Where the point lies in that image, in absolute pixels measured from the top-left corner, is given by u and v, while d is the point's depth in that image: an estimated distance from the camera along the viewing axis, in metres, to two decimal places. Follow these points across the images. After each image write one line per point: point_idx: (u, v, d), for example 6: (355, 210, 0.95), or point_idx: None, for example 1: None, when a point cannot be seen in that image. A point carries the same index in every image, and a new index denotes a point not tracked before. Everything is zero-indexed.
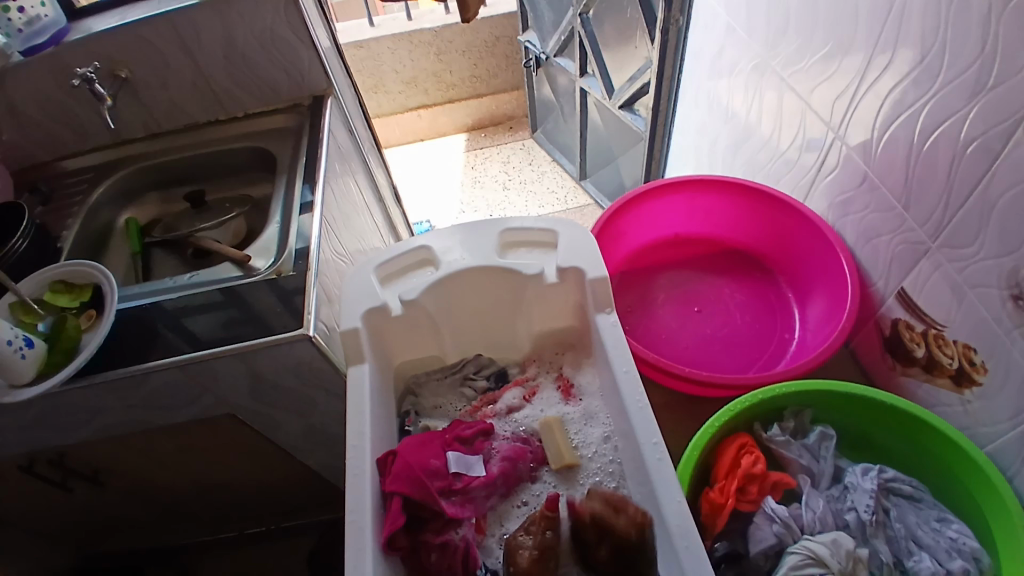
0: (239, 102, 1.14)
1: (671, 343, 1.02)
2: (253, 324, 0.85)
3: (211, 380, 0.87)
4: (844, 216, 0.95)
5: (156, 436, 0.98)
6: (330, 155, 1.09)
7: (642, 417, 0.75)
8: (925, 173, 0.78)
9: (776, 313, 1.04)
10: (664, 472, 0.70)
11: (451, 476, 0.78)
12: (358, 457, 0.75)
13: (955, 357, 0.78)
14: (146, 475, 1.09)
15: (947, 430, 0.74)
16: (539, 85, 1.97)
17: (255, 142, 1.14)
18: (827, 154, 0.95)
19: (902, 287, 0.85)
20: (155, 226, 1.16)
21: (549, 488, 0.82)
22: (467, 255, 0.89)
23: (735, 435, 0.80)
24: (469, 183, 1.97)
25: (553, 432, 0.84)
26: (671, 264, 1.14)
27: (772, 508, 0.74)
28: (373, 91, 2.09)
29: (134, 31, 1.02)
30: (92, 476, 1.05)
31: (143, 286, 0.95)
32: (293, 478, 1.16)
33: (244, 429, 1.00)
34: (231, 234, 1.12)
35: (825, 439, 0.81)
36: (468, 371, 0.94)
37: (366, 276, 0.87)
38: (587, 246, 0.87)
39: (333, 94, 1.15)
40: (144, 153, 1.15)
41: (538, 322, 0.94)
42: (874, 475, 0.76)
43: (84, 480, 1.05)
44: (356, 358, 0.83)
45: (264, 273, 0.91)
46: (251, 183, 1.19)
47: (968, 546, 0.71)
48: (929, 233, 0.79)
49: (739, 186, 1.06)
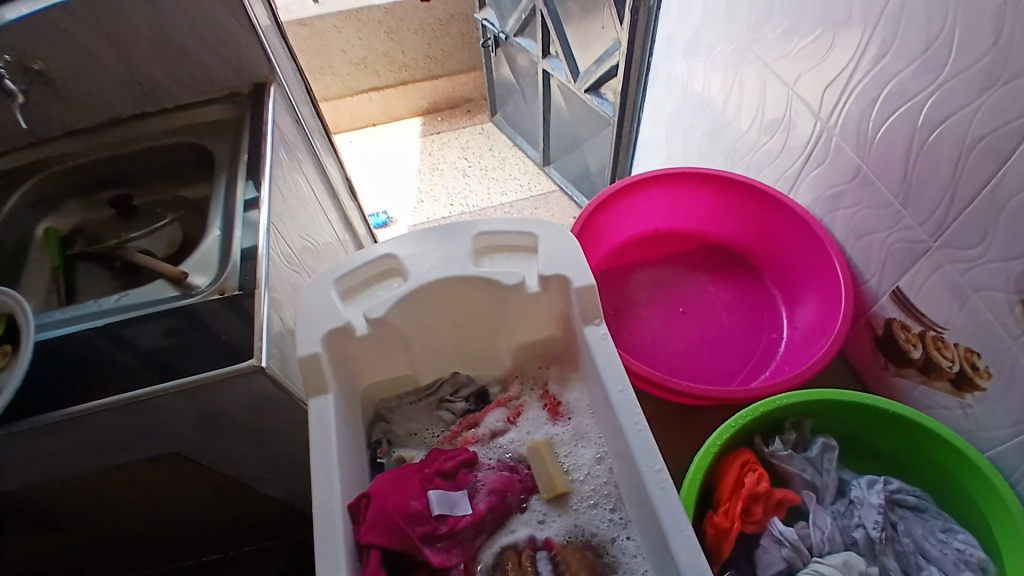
0: (168, 93, 1.00)
1: (658, 348, 0.96)
2: (197, 354, 0.74)
3: (151, 417, 0.76)
4: (834, 211, 0.91)
5: (91, 481, 0.86)
6: (276, 150, 0.97)
7: (641, 443, 0.69)
8: (927, 169, 0.74)
9: (762, 312, 1.00)
10: (671, 502, 0.65)
11: (434, 518, 0.70)
12: (326, 505, 0.66)
13: (956, 360, 0.76)
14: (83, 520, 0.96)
15: (952, 438, 0.71)
16: (498, 65, 1.86)
17: (188, 139, 1.00)
18: (816, 146, 0.90)
19: (898, 287, 0.82)
20: (78, 236, 1.02)
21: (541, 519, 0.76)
22: (438, 263, 0.80)
23: (737, 452, 0.75)
24: (426, 171, 1.85)
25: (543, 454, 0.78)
26: (653, 261, 1.08)
27: (779, 529, 0.70)
28: (320, 72, 1.93)
29: (40, 15, 0.87)
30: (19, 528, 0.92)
31: (63, 311, 0.82)
32: (251, 508, 1.05)
33: (194, 465, 0.89)
34: (165, 244, 1.00)
35: (828, 451, 0.78)
36: (445, 393, 0.87)
37: (325, 293, 0.77)
38: (572, 252, 0.79)
39: (276, 81, 1.02)
40: (60, 153, 0.99)
41: (519, 334, 0.86)
42: (879, 488, 0.74)
43: (10, 532, 0.92)
44: (319, 389, 0.73)
45: (204, 292, 0.79)
46: (184, 184, 1.05)
47: (975, 556, 0.69)
48: (930, 232, 0.75)
49: (724, 179, 1.00)
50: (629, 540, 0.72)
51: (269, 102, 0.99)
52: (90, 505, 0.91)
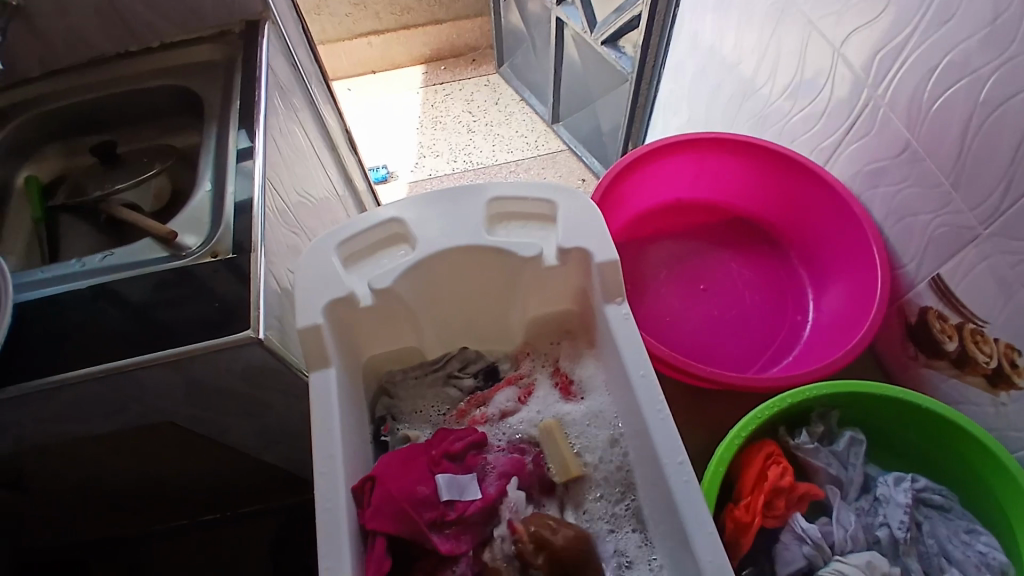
0: (152, 28, 0.91)
1: (677, 327, 0.92)
2: (188, 322, 0.69)
3: (141, 387, 0.71)
4: (874, 189, 0.86)
5: (78, 450, 0.82)
6: (271, 95, 0.88)
7: (663, 430, 0.64)
8: (984, 152, 0.69)
9: (787, 293, 0.97)
10: (692, 496, 0.61)
11: (443, 504, 0.67)
12: (329, 488, 0.61)
13: (994, 356, 0.73)
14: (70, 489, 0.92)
15: (984, 438, 0.68)
16: (507, 11, 1.74)
17: (174, 82, 0.91)
18: (859, 116, 0.84)
19: (938, 275, 0.79)
20: (60, 186, 0.93)
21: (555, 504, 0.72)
22: (449, 230, 0.73)
23: (762, 442, 0.72)
24: (428, 124, 1.75)
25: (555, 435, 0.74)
26: (673, 233, 1.03)
27: (802, 526, 0.68)
28: (315, 13, 1.80)
29: None
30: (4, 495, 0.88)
31: (45, 270, 0.75)
32: (246, 479, 1.01)
33: (187, 434, 0.85)
34: (152, 198, 0.91)
35: (855, 445, 0.75)
36: (453, 368, 0.82)
37: (326, 259, 0.71)
38: (594, 223, 0.73)
39: (271, 18, 0.93)
40: (34, 95, 0.91)
41: (532, 307, 0.81)
42: (907, 487, 0.72)
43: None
44: (319, 362, 0.67)
45: (196, 254, 0.73)
46: (172, 131, 0.97)
47: (997, 560, 0.67)
48: (980, 219, 0.71)
49: (756, 149, 0.94)
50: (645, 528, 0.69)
51: (263, 40, 0.90)
52: (76, 474, 0.87)
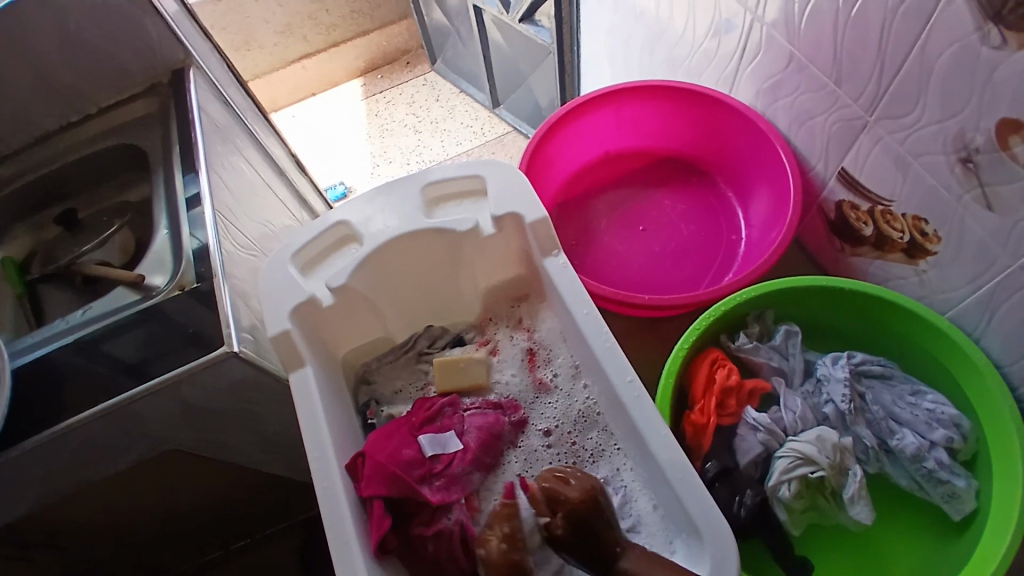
0: (86, 95, 0.98)
1: (622, 269, 1.01)
2: (170, 349, 0.75)
3: (143, 419, 0.78)
4: (774, 103, 0.93)
5: (100, 497, 0.88)
6: (208, 138, 0.94)
7: (609, 355, 0.70)
8: (855, 43, 0.75)
9: (720, 217, 1.04)
10: (644, 407, 0.67)
11: (429, 460, 0.75)
12: (324, 468, 0.68)
13: (905, 231, 0.81)
14: (102, 543, 0.98)
15: (920, 311, 0.76)
16: (429, 9, 1.77)
17: (119, 137, 0.97)
18: (748, 40, 0.90)
19: (844, 168, 0.86)
20: (33, 260, 0.99)
21: (545, 442, 0.79)
22: (392, 222, 0.80)
23: (706, 352, 0.83)
24: (376, 133, 1.80)
25: (454, 364, 0.84)
26: (608, 185, 1.10)
27: (753, 417, 0.78)
28: (244, 48, 1.85)
29: None
30: (43, 561, 0.93)
31: (31, 336, 0.80)
32: (264, 496, 1.08)
33: (198, 460, 0.91)
34: (119, 251, 0.96)
35: (792, 336, 0.84)
36: (422, 347, 0.88)
37: (283, 271, 0.77)
38: (521, 187, 0.79)
39: (195, 63, 1.00)
40: None
41: (482, 277, 0.87)
42: (843, 363, 0.80)
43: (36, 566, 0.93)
44: (295, 364, 0.73)
45: (164, 291, 0.78)
46: (126, 187, 1.02)
47: (946, 414, 0.75)
48: (866, 106, 0.78)
49: (663, 89, 1.01)
50: (620, 471, 0.74)
51: (189, 86, 0.96)
52: (106, 521, 0.93)
